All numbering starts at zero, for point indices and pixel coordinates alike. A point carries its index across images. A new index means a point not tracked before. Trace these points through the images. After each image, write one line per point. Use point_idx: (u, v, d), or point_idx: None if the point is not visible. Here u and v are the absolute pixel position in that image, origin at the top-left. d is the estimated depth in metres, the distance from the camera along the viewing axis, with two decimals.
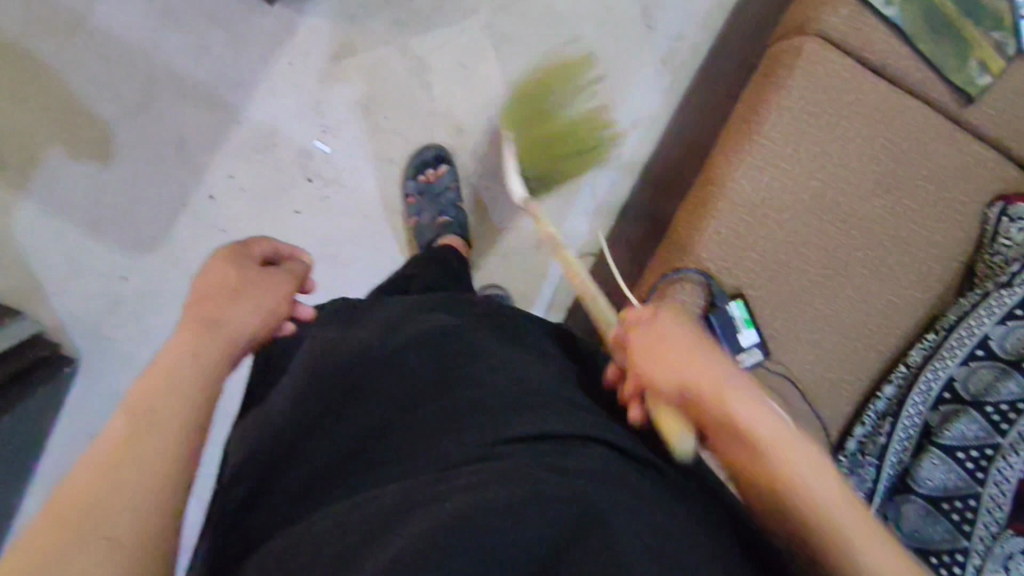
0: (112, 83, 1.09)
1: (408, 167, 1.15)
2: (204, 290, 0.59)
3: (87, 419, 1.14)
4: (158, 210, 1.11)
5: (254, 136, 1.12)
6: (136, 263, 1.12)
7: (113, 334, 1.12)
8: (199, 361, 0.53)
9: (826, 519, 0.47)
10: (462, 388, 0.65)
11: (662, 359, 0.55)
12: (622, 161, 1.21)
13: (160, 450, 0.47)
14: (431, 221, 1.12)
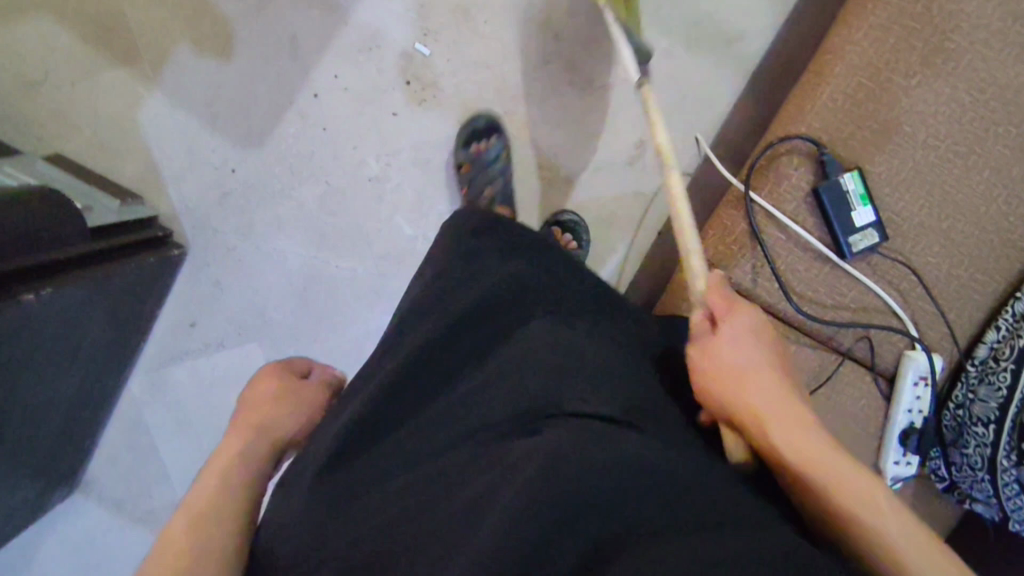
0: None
1: (461, 134, 1.16)
2: (251, 405, 0.74)
3: (190, 306, 1.23)
4: (268, 108, 1.17)
5: (360, 38, 1.15)
6: (245, 158, 1.18)
7: (219, 224, 1.19)
8: (233, 472, 0.67)
9: (833, 471, 0.61)
10: (519, 355, 0.70)
11: (720, 318, 0.72)
12: (736, 55, 1.15)
13: (211, 543, 0.60)
14: (481, 190, 1.12)
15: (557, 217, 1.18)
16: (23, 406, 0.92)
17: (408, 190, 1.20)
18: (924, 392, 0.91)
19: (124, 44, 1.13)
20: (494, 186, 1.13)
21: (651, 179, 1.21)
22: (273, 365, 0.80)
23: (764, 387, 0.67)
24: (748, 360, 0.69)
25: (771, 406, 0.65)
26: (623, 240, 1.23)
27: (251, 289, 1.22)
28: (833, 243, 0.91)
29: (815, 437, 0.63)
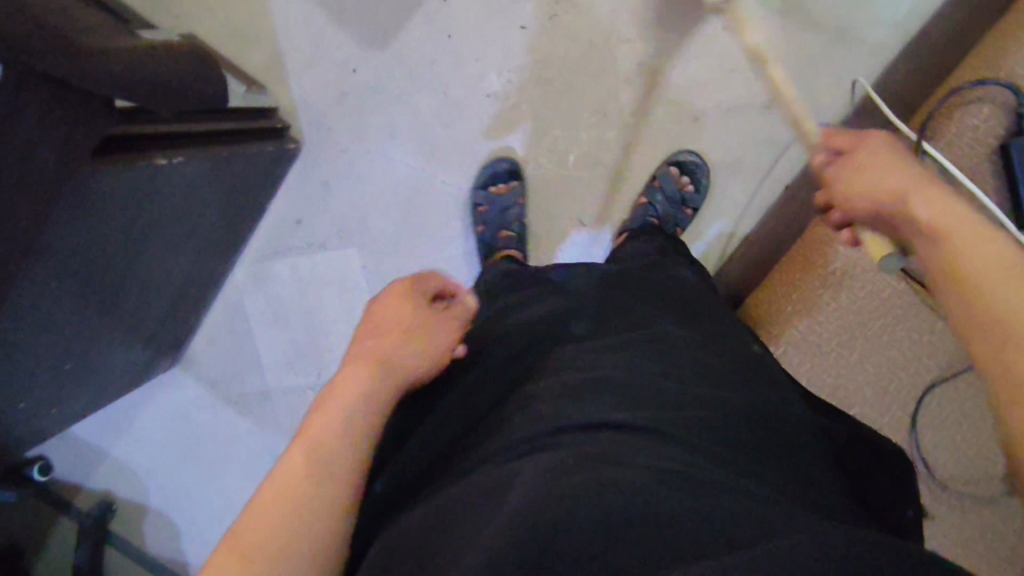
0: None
1: (478, 177, 1.18)
2: (382, 323, 0.73)
3: (297, 202, 1.25)
4: (396, 7, 1.14)
5: None
6: (367, 58, 1.16)
7: (334, 123, 1.19)
8: (370, 391, 0.65)
9: (1000, 304, 0.51)
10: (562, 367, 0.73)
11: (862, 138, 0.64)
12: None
13: (332, 468, 0.58)
14: (496, 233, 1.16)
15: (673, 156, 1.13)
16: (146, 270, 0.96)
17: (526, 109, 1.15)
18: None
19: None
20: (511, 226, 1.16)
21: (788, 126, 1.10)
22: (409, 288, 0.78)
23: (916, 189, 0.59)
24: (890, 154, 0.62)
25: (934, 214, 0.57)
26: (742, 193, 1.14)
27: (357, 193, 1.23)
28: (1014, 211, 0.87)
29: (951, 200, 0.57)
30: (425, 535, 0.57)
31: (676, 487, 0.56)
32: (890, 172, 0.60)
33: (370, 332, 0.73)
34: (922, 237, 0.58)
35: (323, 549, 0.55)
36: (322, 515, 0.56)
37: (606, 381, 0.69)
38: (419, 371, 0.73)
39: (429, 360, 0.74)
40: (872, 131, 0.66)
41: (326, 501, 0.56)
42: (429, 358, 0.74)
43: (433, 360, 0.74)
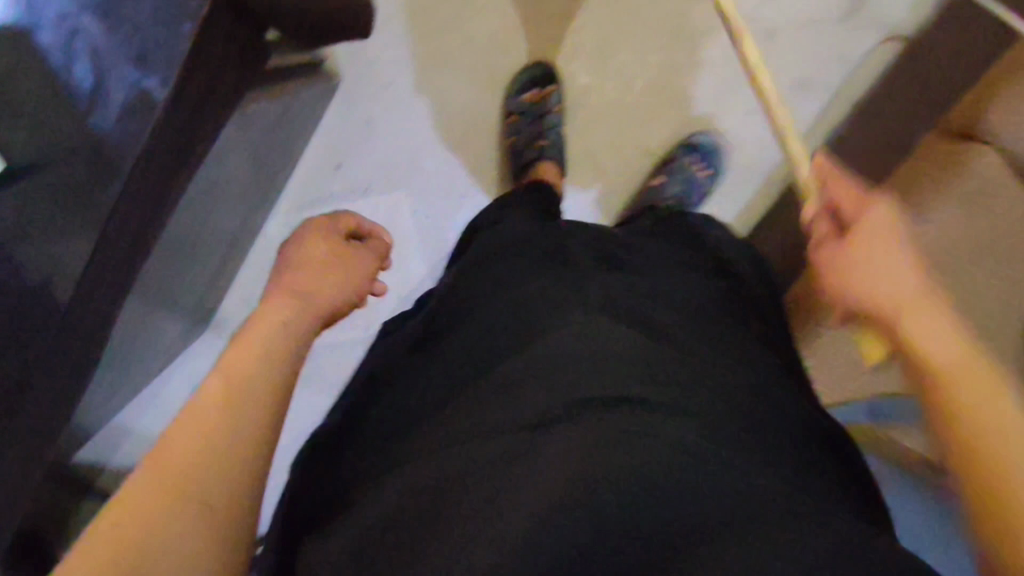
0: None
1: (515, 83, 1.09)
2: (296, 263, 0.65)
3: (336, 147, 1.13)
4: None
5: None
6: None
7: (377, 55, 1.08)
8: (288, 324, 0.57)
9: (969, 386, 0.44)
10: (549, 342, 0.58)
11: (873, 270, 0.50)
12: None
13: (245, 431, 0.48)
14: (529, 142, 1.08)
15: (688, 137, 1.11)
16: (217, 234, 0.86)
17: (589, 34, 1.08)
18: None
19: None
20: (548, 139, 1.10)
21: (861, 41, 1.08)
22: (319, 229, 0.70)
23: (930, 338, 0.46)
24: (913, 278, 0.49)
25: (951, 359, 0.45)
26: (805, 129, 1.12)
27: (403, 132, 1.12)
28: None
29: (959, 342, 0.46)
30: (391, 529, 0.49)
31: (708, 468, 0.48)
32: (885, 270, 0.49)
33: (288, 274, 0.64)
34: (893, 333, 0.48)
35: (227, 489, 0.46)
36: (222, 445, 0.47)
37: (614, 357, 0.56)
38: (339, 307, 0.65)
39: (343, 297, 0.66)
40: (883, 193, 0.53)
41: (234, 438, 0.48)
42: (343, 291, 0.66)
43: (348, 302, 0.67)
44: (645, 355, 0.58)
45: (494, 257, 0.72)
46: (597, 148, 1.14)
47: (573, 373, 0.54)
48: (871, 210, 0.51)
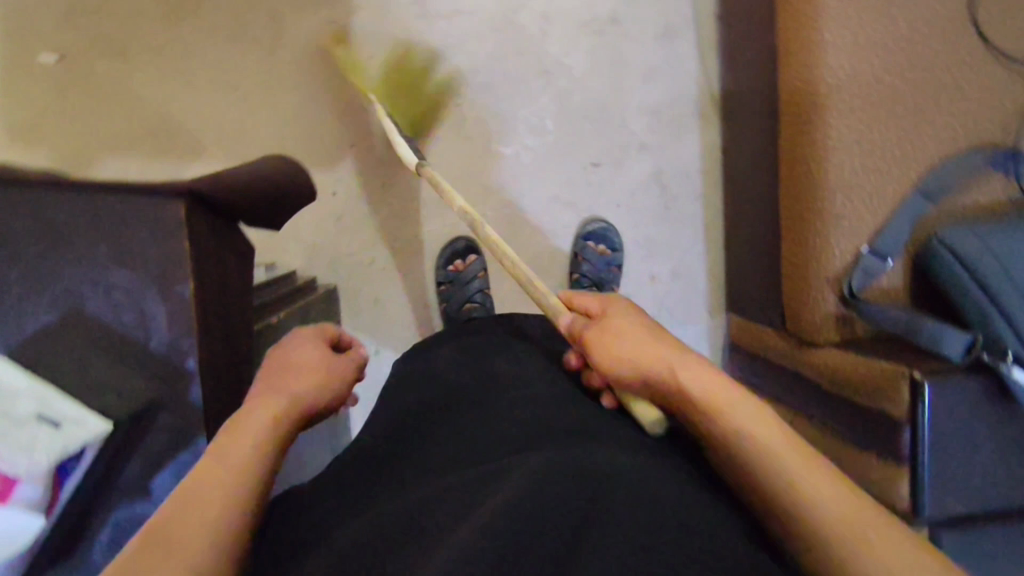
0: (233, 19, 1.15)
1: (439, 257, 1.21)
2: (278, 364, 0.62)
3: (366, 336, 1.24)
4: (330, 117, 1.18)
5: (372, 10, 1.16)
6: (338, 176, 1.19)
7: (348, 248, 1.21)
8: (273, 413, 0.55)
9: (770, 450, 0.52)
10: (566, 396, 0.68)
11: (615, 349, 0.62)
12: None
13: (227, 490, 0.48)
14: (460, 307, 1.18)
15: (587, 229, 1.22)
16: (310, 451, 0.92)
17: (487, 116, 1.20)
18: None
19: (186, 141, 1.16)
20: (474, 300, 1.19)
21: None
22: (304, 337, 0.67)
23: (735, 413, 0.55)
24: (698, 379, 0.57)
25: (703, 387, 0.57)
26: (694, 67, 1.22)
27: (405, 291, 1.23)
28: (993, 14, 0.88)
29: (760, 416, 0.54)
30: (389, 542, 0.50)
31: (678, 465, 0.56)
32: (650, 345, 0.62)
33: (269, 369, 0.62)
34: (669, 385, 0.59)
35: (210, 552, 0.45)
36: (210, 518, 0.46)
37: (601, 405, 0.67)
38: (319, 408, 0.61)
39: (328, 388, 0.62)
40: (621, 303, 0.69)
41: (219, 498, 0.47)
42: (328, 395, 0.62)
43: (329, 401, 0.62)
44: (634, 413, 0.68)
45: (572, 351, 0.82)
46: (554, 191, 1.23)
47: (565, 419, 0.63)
48: (608, 316, 0.67)
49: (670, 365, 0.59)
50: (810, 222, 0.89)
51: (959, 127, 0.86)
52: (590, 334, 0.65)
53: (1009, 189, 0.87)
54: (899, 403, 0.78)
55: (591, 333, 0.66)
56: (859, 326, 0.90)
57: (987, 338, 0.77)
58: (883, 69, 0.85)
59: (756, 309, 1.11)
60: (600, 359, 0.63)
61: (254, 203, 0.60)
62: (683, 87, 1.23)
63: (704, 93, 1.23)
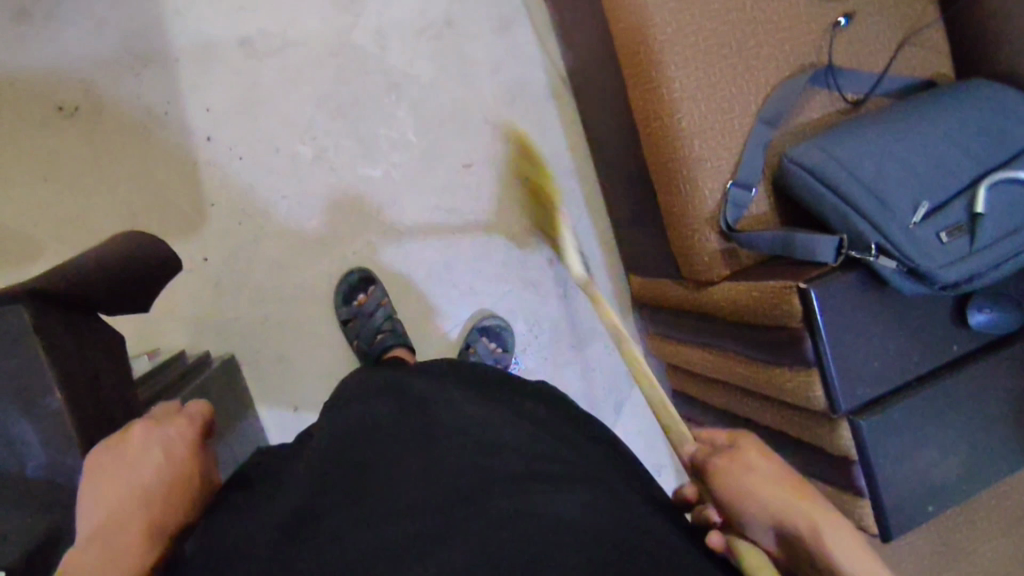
0: (42, 101, 1.05)
1: (336, 296, 1.17)
2: (109, 465, 0.53)
3: (278, 395, 1.18)
4: (180, 180, 1.10)
5: (196, 62, 1.10)
6: (206, 240, 1.12)
7: (235, 312, 1.14)
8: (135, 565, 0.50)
9: None
10: (492, 429, 0.68)
11: (756, 491, 0.58)
12: None
13: None
14: (372, 339, 1.15)
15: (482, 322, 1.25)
16: None
17: (347, 142, 1.17)
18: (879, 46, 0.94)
19: (21, 242, 1.05)
20: (383, 329, 1.16)
21: None
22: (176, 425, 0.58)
23: None
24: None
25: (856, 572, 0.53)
26: (536, 53, 1.26)
27: (309, 338, 1.18)
28: None
29: None
30: None
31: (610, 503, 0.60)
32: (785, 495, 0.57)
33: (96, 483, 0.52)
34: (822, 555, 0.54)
35: None
36: None
37: (525, 438, 0.68)
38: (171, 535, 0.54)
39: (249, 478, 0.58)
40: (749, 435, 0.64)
41: None
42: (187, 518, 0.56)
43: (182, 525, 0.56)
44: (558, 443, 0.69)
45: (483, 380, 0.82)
46: (433, 200, 1.22)
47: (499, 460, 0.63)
48: (743, 446, 0.63)
49: (818, 532, 0.54)
50: (676, 173, 0.94)
51: (782, 57, 0.93)
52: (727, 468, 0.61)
53: (837, 101, 0.95)
54: (794, 315, 0.84)
55: (718, 463, 0.63)
56: (744, 256, 0.96)
57: (851, 236, 0.83)
58: (703, 17, 0.90)
59: (651, 265, 1.16)
60: (733, 494, 0.59)
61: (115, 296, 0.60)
62: (532, 74, 1.26)
63: (551, 75, 1.27)
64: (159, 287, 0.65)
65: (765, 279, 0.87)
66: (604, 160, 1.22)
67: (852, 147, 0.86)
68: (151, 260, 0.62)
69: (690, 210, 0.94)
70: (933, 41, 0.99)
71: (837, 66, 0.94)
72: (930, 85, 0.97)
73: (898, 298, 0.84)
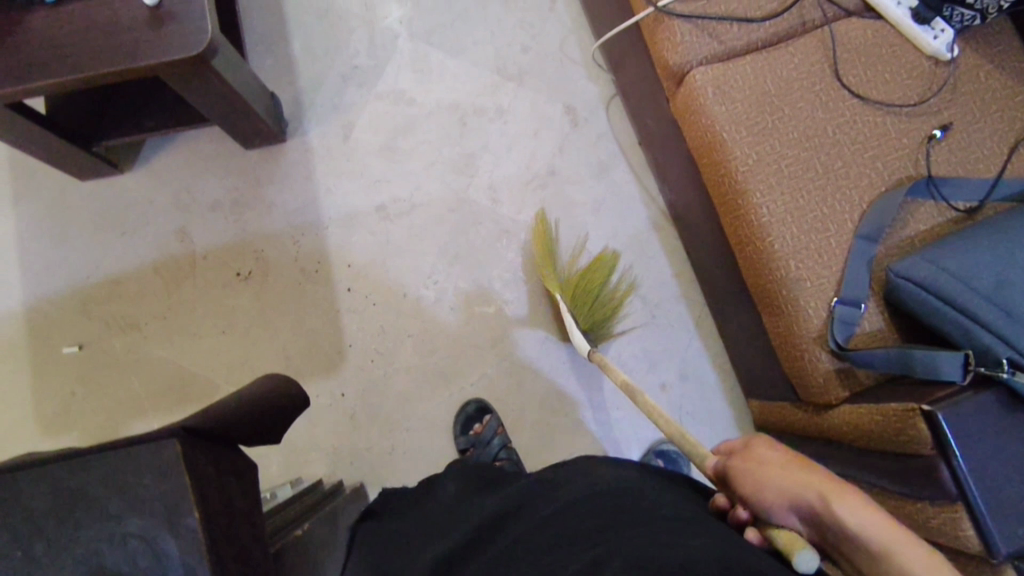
0: (226, 269, 1.30)
1: (455, 425, 1.24)
2: None
3: None
4: (326, 327, 1.28)
5: (341, 227, 1.31)
6: (344, 378, 1.26)
7: (367, 442, 1.25)
8: None
9: None
10: (608, 523, 0.66)
11: (770, 477, 0.71)
12: (573, 16, 1.40)
13: None
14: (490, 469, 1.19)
15: None
16: None
17: (464, 283, 1.30)
18: (973, 182, 0.91)
19: (201, 386, 1.26)
20: (501, 457, 1.20)
21: (601, 123, 1.36)
22: None
23: None
24: None
25: None
26: (635, 190, 1.35)
27: (429, 467, 1.25)
28: (847, 85, 0.95)
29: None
30: None
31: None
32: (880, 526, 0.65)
33: None
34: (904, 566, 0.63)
35: None
36: None
37: (643, 519, 0.65)
38: None
39: None
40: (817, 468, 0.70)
41: None
42: None
43: None
44: (676, 521, 0.65)
45: (598, 468, 0.80)
46: (544, 332, 1.29)
47: (617, 545, 0.61)
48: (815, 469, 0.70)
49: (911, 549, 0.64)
50: (776, 294, 0.93)
51: (874, 174, 0.92)
52: (824, 494, 0.67)
53: (946, 211, 0.91)
54: (922, 442, 0.76)
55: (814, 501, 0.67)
56: (863, 377, 0.90)
57: (977, 351, 0.77)
58: (785, 146, 0.94)
59: (768, 387, 1.12)
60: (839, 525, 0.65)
61: (252, 433, 0.72)
62: (631, 210, 1.34)
63: (648, 208, 1.34)
64: (281, 430, 0.77)
65: (886, 402, 0.81)
66: (708, 284, 1.23)
67: (965, 255, 0.80)
68: (276, 405, 0.76)
69: (794, 331, 0.92)
70: None
71: (938, 177, 0.91)
72: None
73: None
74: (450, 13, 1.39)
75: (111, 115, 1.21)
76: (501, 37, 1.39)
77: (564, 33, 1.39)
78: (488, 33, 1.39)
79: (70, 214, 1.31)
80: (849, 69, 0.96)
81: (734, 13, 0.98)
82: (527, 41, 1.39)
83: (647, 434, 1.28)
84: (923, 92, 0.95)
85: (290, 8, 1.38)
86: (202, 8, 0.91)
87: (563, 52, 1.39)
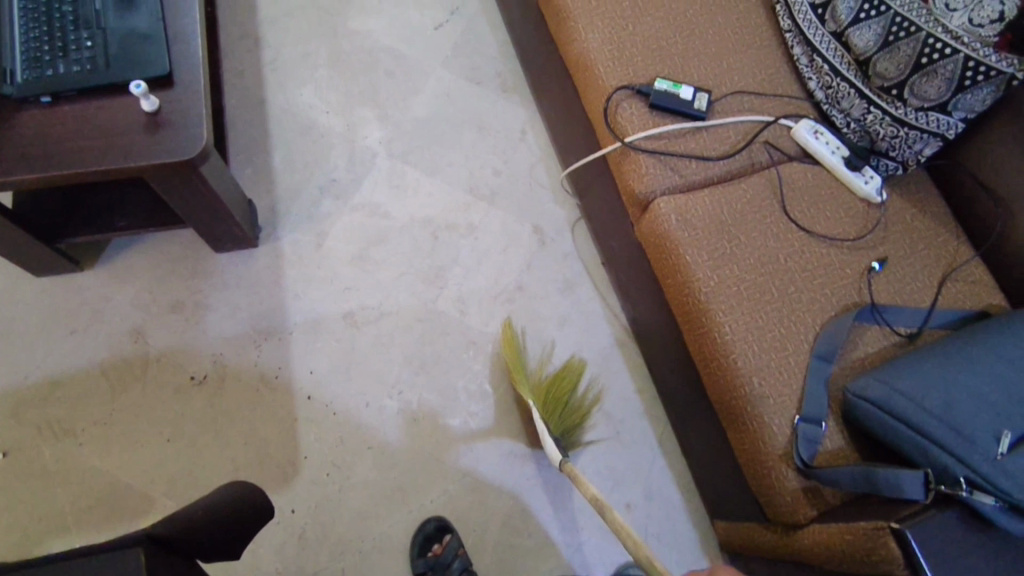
0: (180, 373, 1.24)
1: (412, 546, 1.17)
2: None
3: None
4: (281, 437, 1.22)
5: (306, 333, 1.30)
6: (295, 493, 1.19)
7: (315, 565, 1.15)
8: None
9: None
10: None
11: None
12: (541, 147, 1.52)
13: None
14: None
15: None
16: None
17: (429, 393, 1.28)
18: (912, 311, 0.99)
19: (136, 500, 1.16)
20: None
21: (566, 244, 1.44)
22: None
23: None
24: None
25: None
26: (599, 308, 1.40)
27: None
28: (794, 219, 1.05)
29: None
30: None
31: None
32: None
33: None
34: None
35: None
36: None
37: None
38: None
39: None
40: None
41: None
42: None
43: None
44: None
45: None
46: (508, 445, 1.27)
47: None
48: None
49: None
50: (741, 409, 0.96)
51: (824, 300, 1.00)
52: None
53: (892, 336, 0.99)
54: (894, 562, 0.77)
55: None
56: (829, 495, 0.91)
57: (936, 470, 0.80)
58: (742, 270, 1.01)
59: (734, 507, 1.11)
60: None
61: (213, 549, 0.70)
62: (595, 326, 1.38)
63: (612, 325, 1.39)
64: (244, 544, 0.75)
65: (855, 521, 0.82)
66: (671, 401, 1.25)
67: (913, 377, 0.86)
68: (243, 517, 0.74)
69: (761, 446, 0.94)
70: (977, 274, 1.04)
71: (881, 305, 0.99)
72: (984, 315, 1.00)
73: (1012, 541, 0.77)
74: (427, 138, 1.49)
75: (80, 212, 1.20)
76: (475, 162, 1.48)
77: (533, 162, 1.50)
78: (462, 159, 1.48)
79: (17, 310, 1.25)
80: (795, 206, 1.06)
81: (692, 151, 1.10)
82: (498, 167, 1.48)
83: (612, 556, 1.23)
84: (860, 228, 1.06)
85: (274, 124, 1.44)
86: (198, 117, 0.95)
87: (531, 178, 1.48)
